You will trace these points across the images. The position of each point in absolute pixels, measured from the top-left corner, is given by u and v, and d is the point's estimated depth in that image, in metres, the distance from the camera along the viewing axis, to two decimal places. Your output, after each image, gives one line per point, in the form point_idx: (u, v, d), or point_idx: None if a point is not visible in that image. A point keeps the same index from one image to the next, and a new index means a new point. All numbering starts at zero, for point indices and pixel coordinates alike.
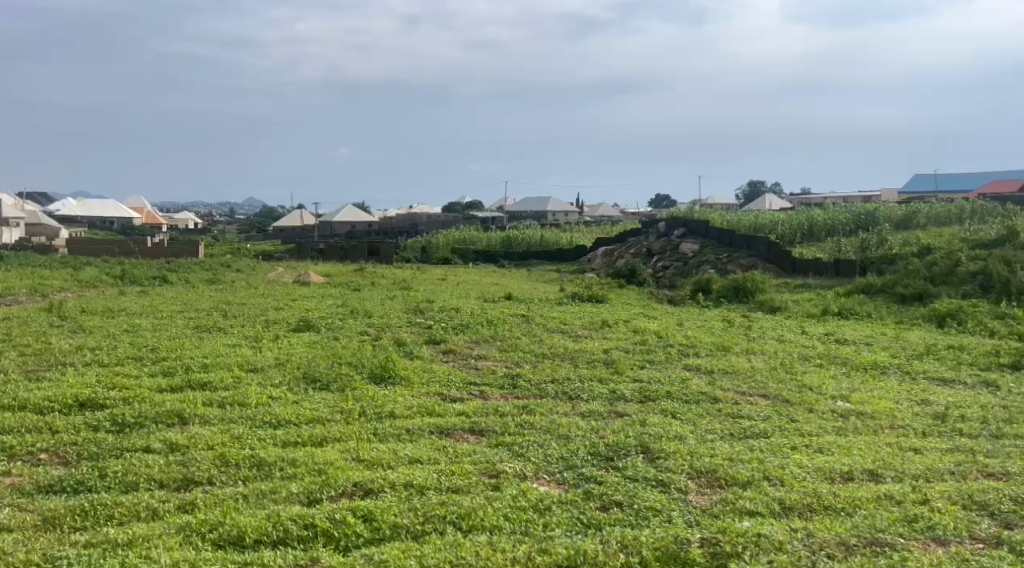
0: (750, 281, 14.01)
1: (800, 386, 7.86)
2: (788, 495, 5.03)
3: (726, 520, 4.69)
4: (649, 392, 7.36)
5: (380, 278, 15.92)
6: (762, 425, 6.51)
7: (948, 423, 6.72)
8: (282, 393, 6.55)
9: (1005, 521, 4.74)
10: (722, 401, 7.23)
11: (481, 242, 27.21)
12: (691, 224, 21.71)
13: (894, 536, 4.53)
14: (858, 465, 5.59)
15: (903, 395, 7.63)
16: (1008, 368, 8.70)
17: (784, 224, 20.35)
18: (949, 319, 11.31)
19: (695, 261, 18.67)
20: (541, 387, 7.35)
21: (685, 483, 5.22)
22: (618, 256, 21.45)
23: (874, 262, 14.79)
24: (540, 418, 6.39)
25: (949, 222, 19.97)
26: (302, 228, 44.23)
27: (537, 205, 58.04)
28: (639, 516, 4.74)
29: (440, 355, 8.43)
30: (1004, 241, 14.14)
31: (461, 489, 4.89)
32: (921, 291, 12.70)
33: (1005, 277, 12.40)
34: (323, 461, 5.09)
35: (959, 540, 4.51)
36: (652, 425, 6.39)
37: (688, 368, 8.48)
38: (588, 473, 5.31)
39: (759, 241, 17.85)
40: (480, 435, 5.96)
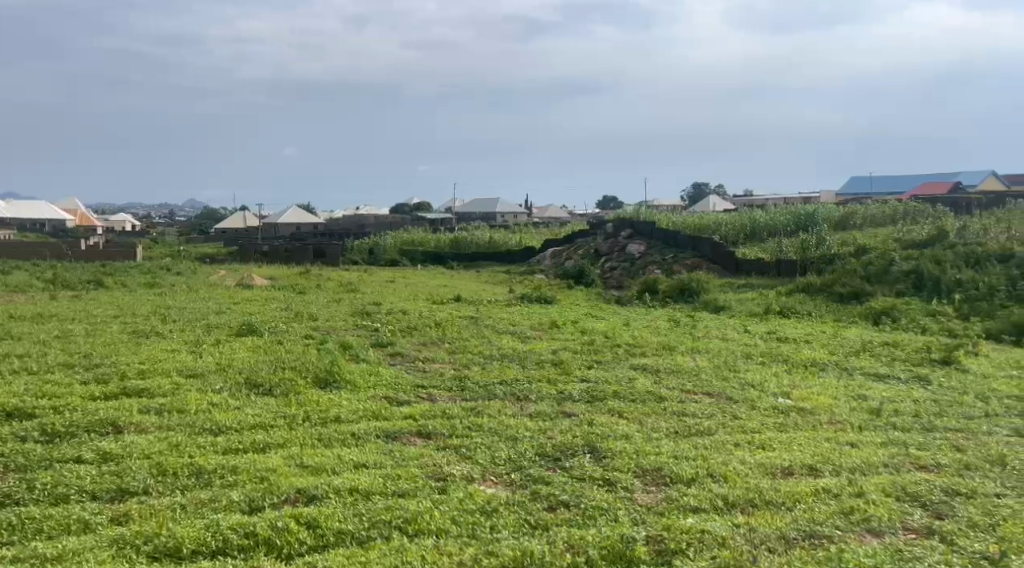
0: (695, 281, 14.21)
1: (743, 383, 8.00)
2: (731, 492, 5.12)
3: (670, 518, 4.76)
4: (596, 392, 7.43)
5: (325, 281, 15.74)
6: (706, 423, 6.62)
7: (883, 418, 6.91)
8: (223, 399, 6.46)
9: (937, 511, 4.89)
10: (667, 400, 7.33)
11: (429, 243, 27.12)
12: (637, 225, 21.97)
13: (831, 529, 4.64)
14: (799, 460, 5.72)
15: (840, 391, 7.83)
16: (939, 363, 8.99)
17: (727, 225, 20.72)
18: (884, 316, 11.63)
19: (641, 262, 18.89)
20: (488, 388, 7.36)
21: (631, 482, 5.28)
22: (566, 256, 21.61)
23: (814, 261, 15.12)
24: (488, 420, 6.40)
25: (884, 222, 20.54)
26: (246, 230, 43.56)
27: (484, 207, 58.07)
28: (586, 516, 4.78)
29: (387, 358, 8.38)
30: (936, 241, 14.60)
31: (408, 493, 4.89)
32: (858, 290, 13.03)
33: (937, 276, 12.79)
34: (265, 469, 5.03)
35: (893, 531, 4.64)
36: (598, 425, 6.45)
37: (634, 367, 8.57)
38: (536, 474, 5.33)
39: (704, 242, 18.15)
40: (428, 438, 5.95)
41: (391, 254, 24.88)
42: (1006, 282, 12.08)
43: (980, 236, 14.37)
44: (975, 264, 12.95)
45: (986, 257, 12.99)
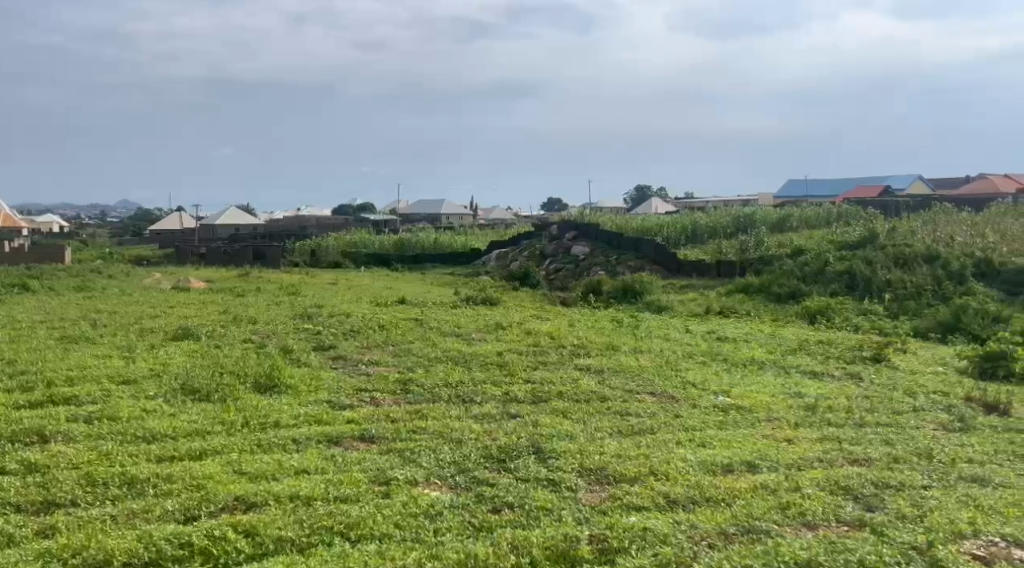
0: (638, 282, 14.38)
1: (684, 382, 8.12)
2: (673, 489, 5.20)
3: (613, 516, 4.81)
4: (541, 393, 7.47)
5: (266, 283, 15.51)
6: (648, 422, 6.70)
7: (818, 414, 7.09)
8: (157, 406, 6.32)
9: (868, 504, 5.03)
10: (611, 399, 7.41)
11: (373, 245, 26.92)
12: (581, 226, 22.12)
13: (769, 523, 4.74)
14: (738, 457, 5.82)
15: (777, 388, 8.00)
16: (871, 360, 9.25)
17: (669, 226, 21.00)
18: (819, 316, 11.92)
19: (586, 263, 19.00)
20: (433, 391, 7.35)
21: (575, 482, 5.32)
22: (511, 259, 21.63)
23: (753, 262, 15.42)
24: (432, 423, 6.39)
25: (819, 224, 21.01)
26: (184, 232, 42.66)
27: (429, 209, 57.81)
28: (530, 516, 4.81)
29: (329, 361, 8.30)
30: (868, 242, 15.00)
31: (351, 498, 4.85)
32: (795, 290, 13.33)
33: (868, 275, 13.16)
34: (202, 476, 4.94)
35: (827, 524, 4.77)
36: (544, 425, 6.48)
37: (578, 367, 8.63)
38: (481, 476, 5.34)
39: (647, 243, 18.35)
40: (371, 442, 5.91)
41: (333, 256, 24.62)
42: (933, 282, 12.48)
43: (909, 238, 14.82)
44: (904, 264, 13.35)
45: (915, 256, 13.39)
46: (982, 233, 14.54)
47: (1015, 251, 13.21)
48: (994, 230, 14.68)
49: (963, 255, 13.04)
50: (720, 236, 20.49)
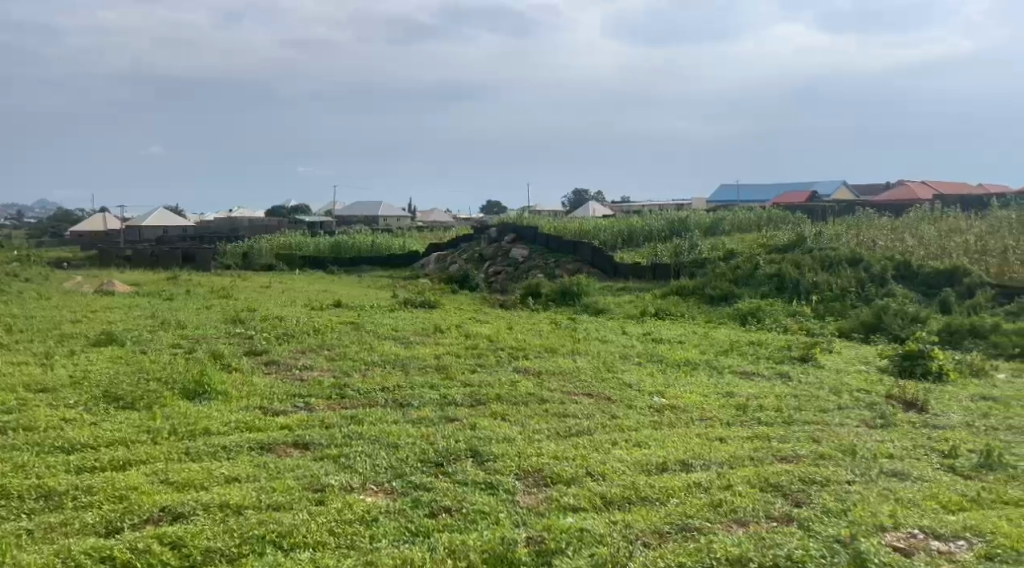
0: (576, 285, 14.46)
1: (620, 383, 8.19)
2: (610, 490, 5.23)
3: (549, 517, 4.82)
4: (479, 396, 7.45)
5: (195, 287, 15.15)
6: (586, 423, 6.74)
7: (749, 413, 7.21)
8: (77, 414, 6.11)
9: (796, 500, 5.14)
10: (549, 401, 7.43)
11: (309, 246, 26.58)
12: (519, 229, 22.16)
13: (701, 521, 4.80)
14: (673, 456, 5.90)
15: (710, 388, 8.13)
16: (800, 360, 9.46)
17: (606, 229, 21.21)
18: (750, 317, 12.15)
19: (525, 266, 19.04)
20: (369, 395, 7.27)
21: (513, 484, 5.31)
22: (450, 262, 21.54)
23: (687, 265, 15.63)
24: (369, 427, 6.32)
25: (750, 229, 21.40)
26: (111, 234, 41.45)
27: (364, 212, 57.28)
28: (467, 519, 4.78)
29: (262, 366, 8.15)
30: (798, 245, 15.33)
31: (283, 505, 4.76)
32: (727, 292, 13.58)
33: (796, 278, 13.46)
34: (125, 487, 4.79)
35: (757, 520, 4.85)
36: (482, 429, 6.45)
37: (516, 370, 8.63)
38: (418, 481, 5.29)
39: (585, 246, 18.47)
40: (305, 448, 5.81)
41: (267, 259, 24.20)
42: (857, 284, 12.83)
43: (834, 241, 15.23)
44: (829, 267, 13.70)
45: (840, 259, 13.76)
46: (902, 237, 15.00)
47: (932, 254, 13.67)
48: (913, 234, 15.15)
49: (883, 258, 13.43)
50: (656, 239, 20.77)
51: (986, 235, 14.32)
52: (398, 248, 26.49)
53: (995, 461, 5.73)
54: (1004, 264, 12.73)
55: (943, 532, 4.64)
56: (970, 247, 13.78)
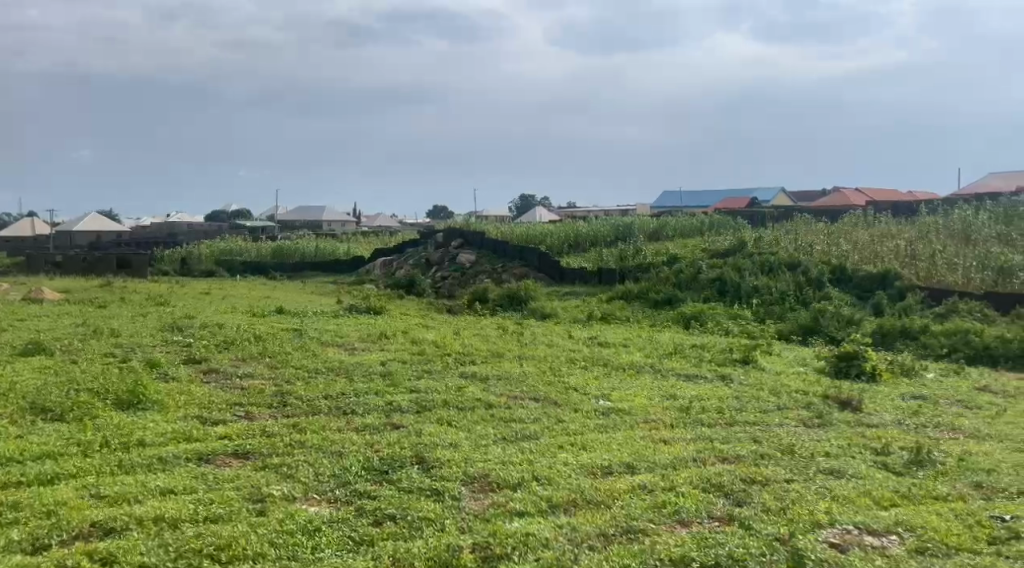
0: (524, 290, 14.46)
1: (566, 387, 8.21)
2: (556, 493, 5.22)
3: (496, 523, 4.79)
4: (425, 402, 7.38)
5: (130, 294, 14.76)
6: (532, 427, 6.73)
7: (692, 415, 7.29)
8: (3, 428, 5.88)
9: (738, 499, 5.19)
10: (495, 406, 7.40)
11: (249, 252, 26.13)
12: (466, 233, 22.10)
13: (646, 523, 4.82)
14: (618, 459, 5.91)
15: (654, 391, 8.19)
16: (741, 362, 9.59)
17: (552, 234, 21.29)
18: (693, 320, 12.30)
19: (472, 272, 18.99)
20: (312, 403, 7.14)
21: (459, 490, 5.27)
22: (397, 267, 21.39)
23: (632, 270, 15.76)
24: (311, 436, 6.21)
25: (693, 234, 21.69)
26: (43, 239, 40.21)
27: (308, 217, 56.63)
28: (412, 527, 4.73)
29: (200, 375, 7.96)
30: (739, 249, 15.58)
31: (222, 518, 4.64)
32: (670, 296, 13.72)
33: (737, 281, 13.66)
34: (53, 503, 4.62)
35: (700, 521, 4.88)
36: (427, 435, 6.40)
37: (462, 375, 8.58)
38: (361, 489, 5.21)
39: (531, 251, 18.49)
40: (245, 458, 5.68)
41: (207, 265, 23.75)
42: (796, 287, 13.10)
43: (774, 246, 15.50)
44: (769, 271, 13.94)
45: (779, 263, 14.02)
46: (837, 242, 15.35)
47: (865, 259, 14.00)
48: (848, 239, 15.50)
49: (821, 262, 13.72)
50: (602, 244, 20.91)
51: (916, 240, 14.73)
52: (342, 253, 26.20)
53: (925, 459, 5.87)
54: (933, 267, 13.10)
55: (877, 527, 4.74)
56: (901, 250, 14.14)
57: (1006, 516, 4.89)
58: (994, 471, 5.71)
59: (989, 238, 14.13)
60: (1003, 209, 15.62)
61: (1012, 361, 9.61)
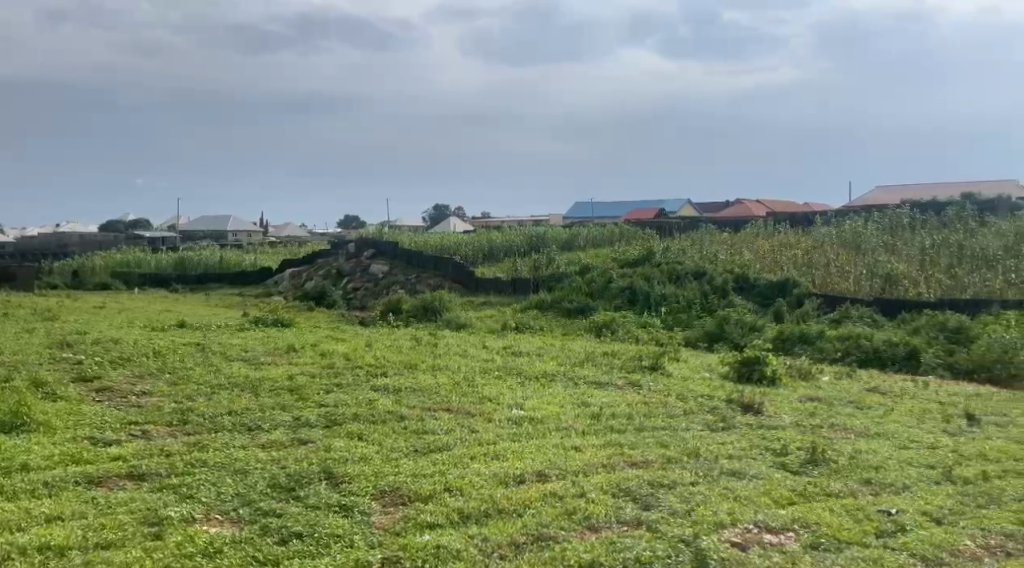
0: (437, 300, 14.38)
1: (479, 397, 8.19)
2: (467, 504, 5.18)
3: (406, 536, 4.72)
4: (335, 416, 7.25)
5: (19, 309, 14.03)
6: (445, 439, 6.67)
7: (602, 421, 7.37)
8: None
9: (646, 503, 5.26)
10: (407, 418, 7.31)
11: (149, 264, 25.21)
12: (378, 244, 21.87)
13: (557, 530, 4.83)
14: (529, 467, 5.92)
15: (566, 399, 8.24)
16: (651, 368, 9.76)
17: (467, 245, 21.27)
18: (605, 328, 12.45)
19: (385, 282, 18.82)
20: (214, 420, 6.92)
21: (368, 505, 5.18)
22: (307, 278, 20.99)
23: (546, 279, 15.88)
24: (213, 454, 6.01)
25: (606, 243, 22.02)
26: None
27: (214, 228, 55.15)
28: (320, 544, 4.61)
29: (93, 394, 7.62)
30: (648, 258, 15.88)
31: (114, 543, 4.45)
32: (583, 305, 13.88)
33: (647, 290, 13.93)
34: None
35: (609, 526, 4.92)
36: (336, 449, 6.27)
37: (374, 388, 8.46)
38: (266, 507, 5.07)
39: (445, 261, 18.45)
40: (140, 480, 5.46)
41: (101, 278, 22.81)
42: (701, 296, 13.45)
43: (681, 256, 15.84)
44: (677, 279, 14.27)
45: (686, 272, 14.36)
46: (740, 251, 15.82)
47: (766, 268, 14.44)
48: (750, 249, 15.97)
49: (725, 271, 14.11)
50: (516, 254, 21.00)
51: (813, 249, 15.29)
52: (248, 264, 25.54)
53: (820, 457, 6.07)
54: (827, 275, 13.59)
55: (775, 525, 4.87)
56: (799, 259, 14.64)
57: (892, 510, 5.09)
58: (882, 468, 5.94)
59: (877, 248, 14.76)
60: (890, 218, 16.35)
61: (899, 363, 10.05)
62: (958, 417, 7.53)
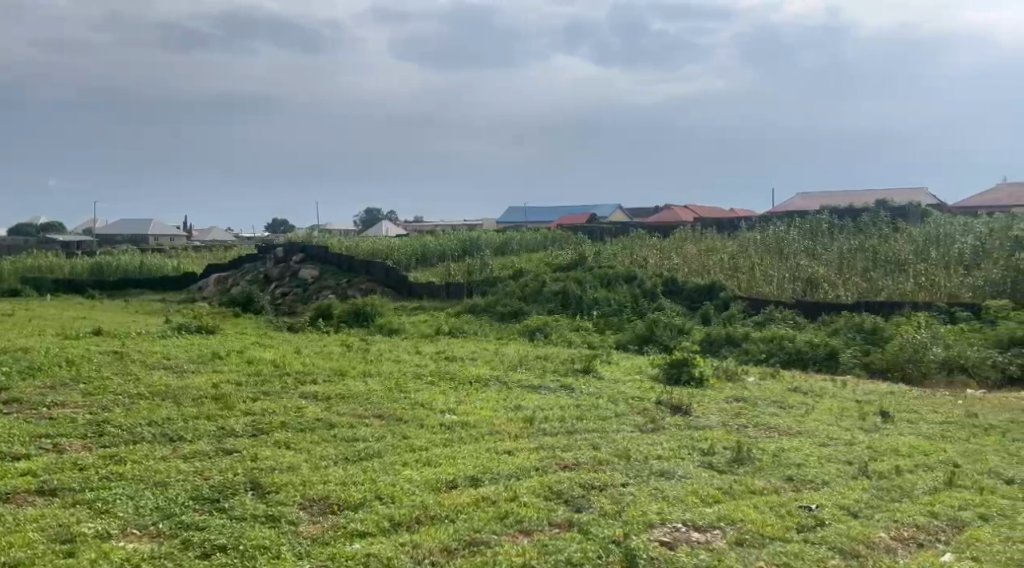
0: (369, 306, 14.23)
1: (412, 403, 8.11)
2: (398, 511, 5.12)
3: (335, 545, 4.64)
4: (261, 425, 7.09)
5: None
6: (376, 446, 6.58)
7: (535, 425, 7.37)
8: None
9: (578, 506, 5.27)
10: (337, 426, 7.20)
11: (63, 270, 24.38)
12: (308, 248, 21.55)
13: (489, 534, 4.81)
14: (462, 472, 5.87)
15: (499, 403, 8.22)
16: (583, 372, 9.81)
17: (399, 249, 21.11)
18: (538, 332, 12.48)
19: (314, 287, 18.55)
20: (133, 431, 6.70)
21: (296, 515, 5.08)
22: (233, 283, 20.55)
23: (479, 284, 15.84)
24: (132, 466, 5.82)
25: (538, 247, 22.12)
26: None
27: (136, 232, 53.59)
28: (244, 557, 4.50)
29: (3, 407, 7.30)
30: (580, 263, 15.99)
31: (23, 562, 4.28)
32: (517, 309, 13.88)
33: (579, 294, 14.02)
34: None
35: (541, 528, 4.93)
36: (263, 458, 6.14)
37: (303, 396, 8.31)
38: (188, 520, 4.93)
39: (377, 266, 18.30)
40: (52, 495, 5.25)
41: (11, 284, 21.94)
42: (632, 300, 13.60)
43: (612, 261, 15.98)
44: (608, 283, 14.42)
45: (617, 277, 14.51)
46: (669, 256, 16.05)
47: (694, 272, 14.69)
48: (678, 253, 16.20)
49: (655, 275, 14.31)
50: (449, 258, 20.91)
51: (738, 253, 15.61)
52: (170, 268, 24.90)
53: (745, 456, 6.18)
54: (752, 278, 13.89)
55: (702, 523, 4.93)
56: (725, 263, 14.93)
57: (813, 505, 5.21)
58: (803, 464, 6.07)
59: (799, 252, 15.14)
60: (810, 223, 16.79)
61: (820, 363, 10.32)
62: (875, 414, 7.76)
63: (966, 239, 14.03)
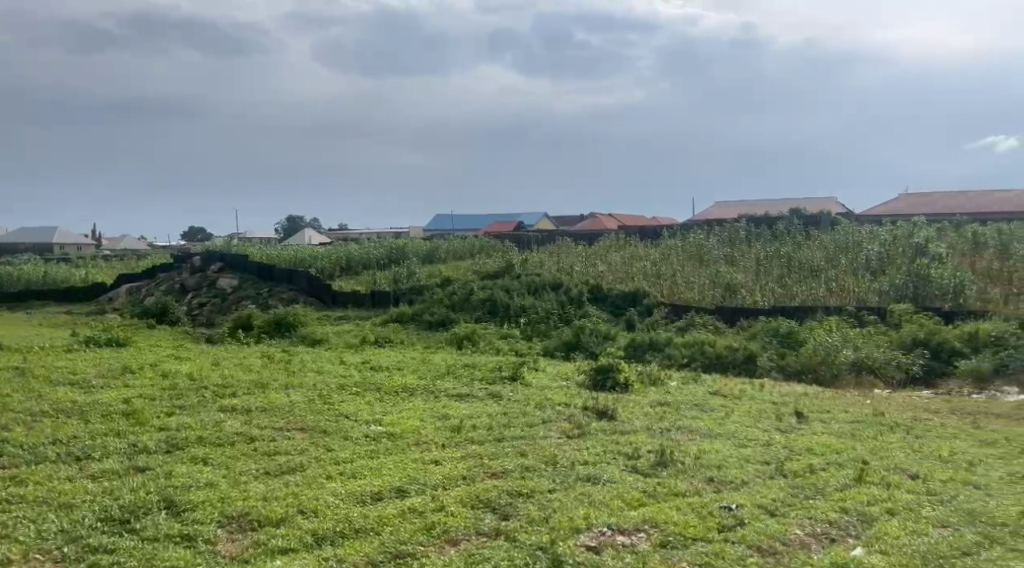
0: (291, 316, 13.94)
1: (336, 414, 7.96)
2: (320, 525, 5.01)
3: (254, 563, 4.52)
4: (176, 440, 6.86)
5: None
6: (298, 459, 6.44)
7: (461, 434, 7.31)
8: None
9: (504, 513, 5.24)
10: (258, 440, 7.02)
11: None
12: (228, 258, 21.04)
13: (414, 546, 4.74)
14: (387, 483, 5.79)
15: (424, 412, 8.14)
16: (509, 379, 9.79)
17: (322, 258, 20.79)
18: (465, 340, 12.42)
19: (234, 298, 18.11)
20: (37, 450, 6.40)
21: (213, 533, 4.92)
22: (148, 294, 19.90)
23: (405, 292, 15.71)
24: (36, 488, 5.55)
25: (464, 256, 22.07)
26: None
27: (43, 241, 51.47)
28: None
29: None
30: (507, 270, 16.01)
31: None
32: (444, 318, 13.79)
33: (506, 302, 14.03)
34: None
35: (467, 537, 4.89)
36: (179, 475, 5.94)
37: (222, 409, 8.08)
38: (97, 542, 4.72)
39: (300, 275, 17.98)
40: None
41: None
42: (558, 307, 13.67)
43: (539, 269, 16.04)
44: (535, 291, 14.47)
45: (543, 284, 14.57)
46: (594, 263, 16.21)
47: (619, 279, 14.86)
48: (603, 262, 16.36)
49: (580, 283, 14.42)
50: (375, 267, 20.66)
51: (660, 260, 15.86)
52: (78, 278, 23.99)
53: (668, 459, 6.25)
54: (674, 285, 14.11)
55: (627, 526, 4.95)
56: (648, 270, 15.14)
57: (733, 505, 5.28)
58: (723, 466, 6.17)
59: (718, 259, 15.46)
60: (730, 231, 17.17)
61: (739, 366, 10.53)
62: (792, 415, 7.94)
63: (876, 244, 14.54)
